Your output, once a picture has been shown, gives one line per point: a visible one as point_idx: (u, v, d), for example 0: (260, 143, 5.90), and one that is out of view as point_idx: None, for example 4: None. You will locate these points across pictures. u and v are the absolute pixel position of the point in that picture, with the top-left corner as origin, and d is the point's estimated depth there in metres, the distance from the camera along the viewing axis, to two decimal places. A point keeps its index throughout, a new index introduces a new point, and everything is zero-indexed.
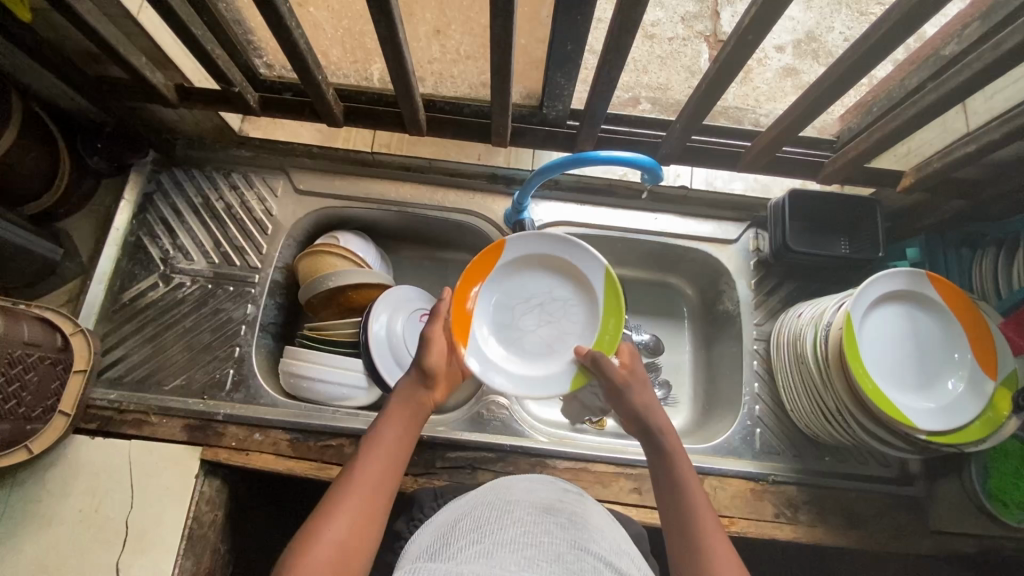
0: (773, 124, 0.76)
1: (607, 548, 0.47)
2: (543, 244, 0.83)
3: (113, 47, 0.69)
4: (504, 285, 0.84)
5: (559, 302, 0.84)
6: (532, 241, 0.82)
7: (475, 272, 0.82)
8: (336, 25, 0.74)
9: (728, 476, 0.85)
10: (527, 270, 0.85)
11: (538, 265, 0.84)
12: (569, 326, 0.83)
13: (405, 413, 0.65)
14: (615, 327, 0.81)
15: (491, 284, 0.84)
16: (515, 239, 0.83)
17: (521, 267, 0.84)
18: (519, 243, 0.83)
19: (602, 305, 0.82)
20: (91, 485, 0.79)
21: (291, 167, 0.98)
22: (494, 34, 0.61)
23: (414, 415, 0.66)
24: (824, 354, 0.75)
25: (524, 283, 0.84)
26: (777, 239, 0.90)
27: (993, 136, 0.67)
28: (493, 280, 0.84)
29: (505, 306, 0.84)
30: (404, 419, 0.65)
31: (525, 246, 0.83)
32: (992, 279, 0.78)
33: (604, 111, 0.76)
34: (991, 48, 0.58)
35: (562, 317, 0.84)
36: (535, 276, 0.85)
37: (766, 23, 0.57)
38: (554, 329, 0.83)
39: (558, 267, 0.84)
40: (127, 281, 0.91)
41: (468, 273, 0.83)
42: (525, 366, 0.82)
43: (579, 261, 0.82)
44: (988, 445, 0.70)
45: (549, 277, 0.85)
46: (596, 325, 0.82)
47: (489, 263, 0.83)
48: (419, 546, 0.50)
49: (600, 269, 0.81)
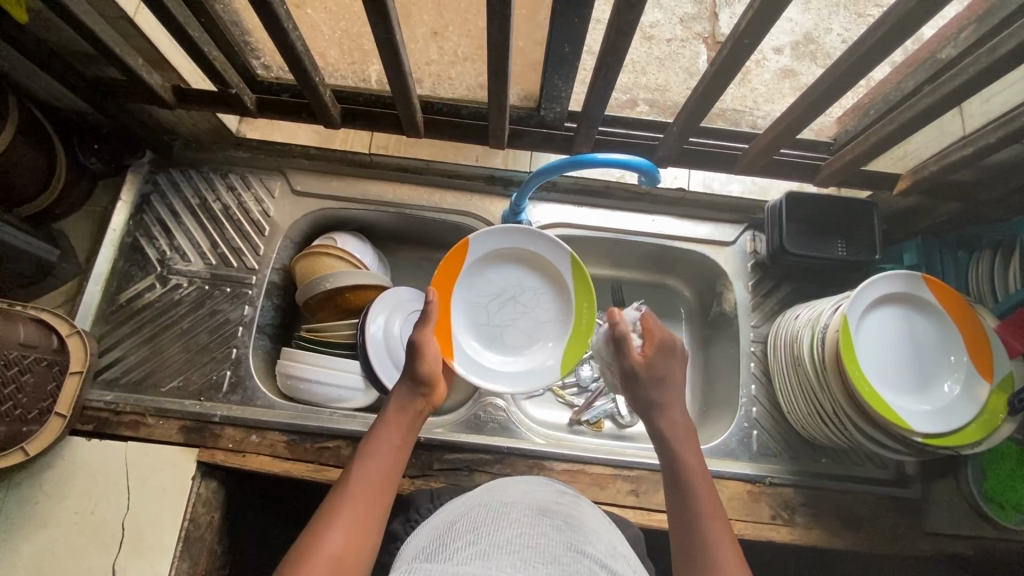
0: (771, 126, 0.76)
1: (603, 550, 0.47)
2: (506, 238, 0.85)
3: (109, 48, 0.69)
4: (473, 283, 0.87)
5: (528, 291, 0.87)
6: (494, 236, 0.84)
7: (446, 276, 0.84)
8: (334, 27, 0.74)
9: (725, 478, 0.85)
10: (492, 264, 0.87)
11: (502, 257, 0.87)
12: (539, 312, 0.88)
13: (404, 418, 0.66)
14: (588, 306, 0.86)
15: (461, 283, 0.86)
16: (476, 236, 0.83)
17: (485, 262, 0.86)
18: (483, 241, 0.84)
19: (573, 291, 0.86)
20: (88, 486, 0.78)
21: (288, 168, 0.98)
22: (493, 36, 0.61)
23: (410, 423, 0.66)
24: (822, 356, 0.75)
25: (493, 277, 0.87)
26: (773, 241, 0.90)
27: (989, 139, 0.68)
28: (463, 280, 0.86)
29: (480, 302, 0.87)
30: (402, 424, 0.66)
31: (491, 243, 0.85)
32: (989, 280, 0.79)
33: (602, 113, 0.76)
34: (988, 52, 0.58)
35: (533, 305, 0.88)
36: (501, 267, 0.87)
37: (764, 26, 0.57)
38: (529, 319, 0.88)
39: (524, 258, 0.87)
40: (123, 283, 0.91)
41: (438, 278, 0.84)
42: (512, 358, 0.87)
43: (545, 251, 0.85)
44: (984, 448, 0.70)
45: (513, 267, 0.88)
46: (567, 309, 0.87)
47: (456, 263, 0.84)
48: (415, 547, 0.50)
49: (566, 256, 0.84)
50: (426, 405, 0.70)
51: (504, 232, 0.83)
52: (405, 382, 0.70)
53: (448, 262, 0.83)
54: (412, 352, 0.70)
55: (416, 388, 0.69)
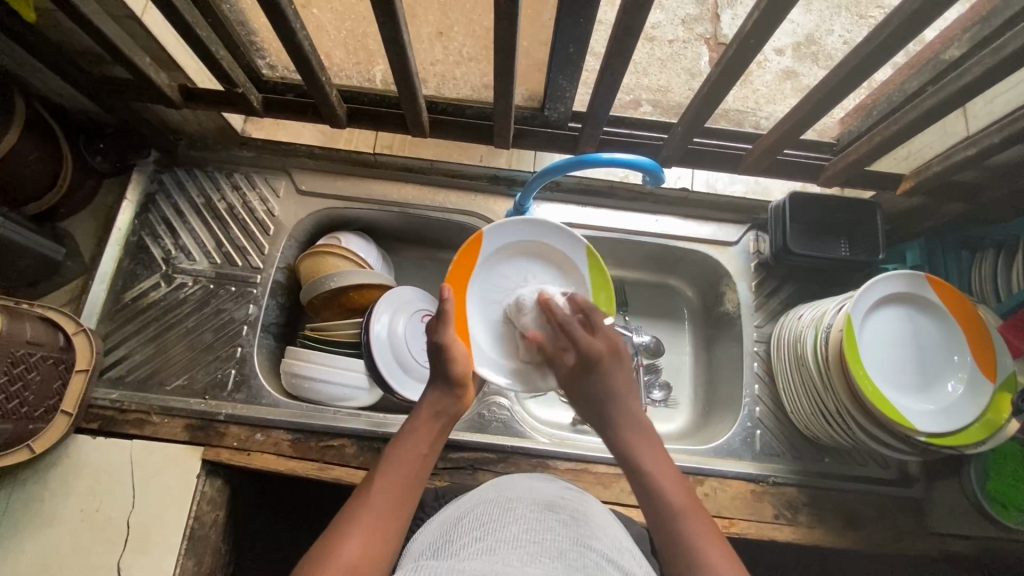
0: (774, 127, 0.77)
1: (609, 545, 0.47)
2: (518, 231, 0.84)
3: (116, 47, 0.69)
4: (486, 279, 0.85)
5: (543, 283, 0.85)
6: (505, 230, 0.84)
7: (460, 271, 0.82)
8: (339, 27, 0.74)
9: (729, 477, 0.85)
10: (505, 258, 0.86)
11: (514, 252, 0.86)
12: None
13: (429, 421, 0.67)
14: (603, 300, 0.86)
15: (475, 280, 0.84)
16: (489, 231, 0.83)
17: (497, 259, 0.85)
18: (495, 236, 0.84)
19: (589, 281, 0.86)
20: (93, 485, 0.79)
21: (293, 168, 0.98)
22: (499, 36, 0.61)
23: (434, 429, 0.67)
24: (825, 356, 0.75)
25: (503, 272, 0.85)
26: (777, 241, 0.90)
27: (992, 140, 0.68)
28: (477, 276, 0.84)
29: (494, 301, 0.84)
30: (427, 429, 0.66)
31: (503, 237, 0.84)
32: (992, 282, 0.80)
33: (606, 113, 0.76)
34: (992, 53, 0.59)
35: None
36: (513, 263, 0.86)
37: (768, 28, 0.57)
38: None
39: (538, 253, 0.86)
40: (128, 282, 0.91)
41: (453, 274, 0.82)
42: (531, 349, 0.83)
43: (557, 244, 0.85)
44: (988, 447, 0.70)
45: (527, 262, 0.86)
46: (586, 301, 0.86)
47: (469, 259, 0.83)
48: (422, 544, 0.50)
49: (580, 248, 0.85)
50: (456, 407, 0.71)
51: (515, 225, 0.84)
52: (440, 386, 0.71)
53: (461, 258, 0.82)
54: (440, 354, 0.71)
55: (450, 390, 0.70)
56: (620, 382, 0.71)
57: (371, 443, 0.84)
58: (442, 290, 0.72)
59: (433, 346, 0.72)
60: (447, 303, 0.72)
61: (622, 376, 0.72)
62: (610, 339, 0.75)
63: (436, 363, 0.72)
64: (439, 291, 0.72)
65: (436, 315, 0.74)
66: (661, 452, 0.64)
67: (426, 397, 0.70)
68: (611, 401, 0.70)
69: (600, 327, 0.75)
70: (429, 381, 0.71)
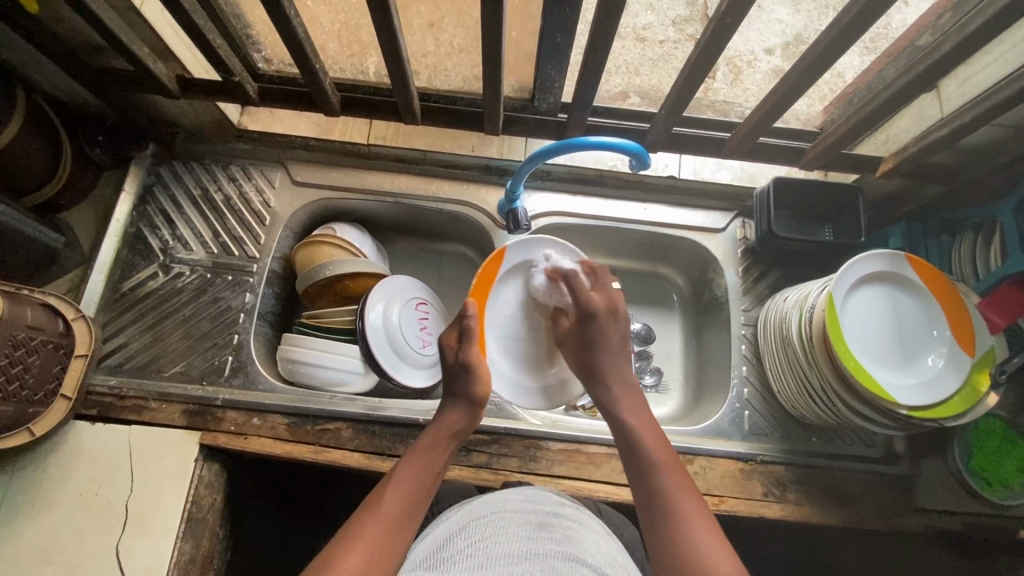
0: (752, 113, 0.79)
1: (602, 559, 0.49)
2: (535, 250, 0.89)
3: (116, 37, 0.71)
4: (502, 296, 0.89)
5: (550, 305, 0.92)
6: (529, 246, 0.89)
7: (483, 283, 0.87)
8: (334, 19, 0.78)
9: (718, 456, 0.86)
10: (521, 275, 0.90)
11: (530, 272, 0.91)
12: None
13: (446, 437, 0.69)
14: None
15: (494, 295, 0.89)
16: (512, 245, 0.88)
17: (518, 273, 0.90)
18: (517, 252, 0.89)
19: None
20: (93, 468, 0.80)
21: (289, 159, 0.99)
22: (485, 24, 0.63)
23: (438, 446, 0.68)
24: (809, 336, 0.77)
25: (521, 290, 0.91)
26: (762, 227, 0.92)
27: (963, 119, 0.70)
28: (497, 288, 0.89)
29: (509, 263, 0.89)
30: (440, 445, 0.68)
31: (523, 252, 0.89)
32: (971, 261, 0.81)
33: (591, 99, 0.79)
34: (956, 31, 0.62)
35: None
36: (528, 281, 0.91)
37: (742, 8, 0.59)
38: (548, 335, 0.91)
39: None
40: (126, 271, 0.93)
41: (477, 289, 0.86)
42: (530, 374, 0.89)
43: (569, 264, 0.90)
44: (969, 419, 0.72)
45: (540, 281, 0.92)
46: None
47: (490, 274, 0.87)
48: (417, 560, 0.52)
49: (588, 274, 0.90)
50: (474, 422, 0.73)
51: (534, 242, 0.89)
52: (460, 403, 0.72)
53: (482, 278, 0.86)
54: (465, 371, 0.73)
55: (473, 409, 0.73)
56: (613, 341, 0.76)
57: (366, 426, 0.86)
58: (465, 305, 0.76)
59: (455, 364, 0.74)
60: (471, 320, 0.75)
61: (615, 331, 0.77)
62: (612, 296, 0.80)
63: (458, 381, 0.73)
64: (462, 308, 0.76)
65: (458, 332, 0.76)
66: (657, 429, 0.67)
67: (450, 414, 0.72)
68: (601, 353, 0.75)
69: (605, 287, 0.80)
70: (450, 399, 0.73)
